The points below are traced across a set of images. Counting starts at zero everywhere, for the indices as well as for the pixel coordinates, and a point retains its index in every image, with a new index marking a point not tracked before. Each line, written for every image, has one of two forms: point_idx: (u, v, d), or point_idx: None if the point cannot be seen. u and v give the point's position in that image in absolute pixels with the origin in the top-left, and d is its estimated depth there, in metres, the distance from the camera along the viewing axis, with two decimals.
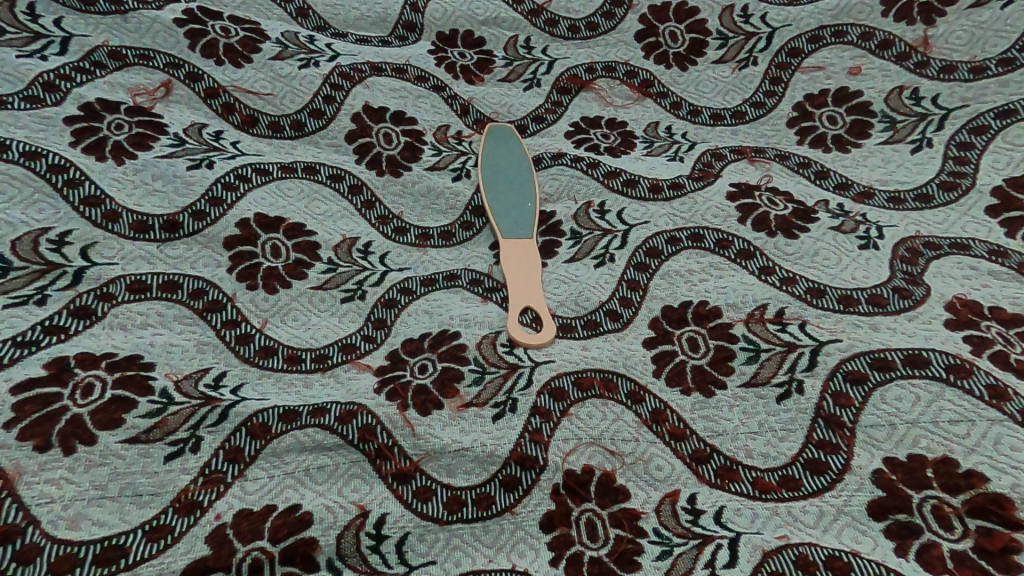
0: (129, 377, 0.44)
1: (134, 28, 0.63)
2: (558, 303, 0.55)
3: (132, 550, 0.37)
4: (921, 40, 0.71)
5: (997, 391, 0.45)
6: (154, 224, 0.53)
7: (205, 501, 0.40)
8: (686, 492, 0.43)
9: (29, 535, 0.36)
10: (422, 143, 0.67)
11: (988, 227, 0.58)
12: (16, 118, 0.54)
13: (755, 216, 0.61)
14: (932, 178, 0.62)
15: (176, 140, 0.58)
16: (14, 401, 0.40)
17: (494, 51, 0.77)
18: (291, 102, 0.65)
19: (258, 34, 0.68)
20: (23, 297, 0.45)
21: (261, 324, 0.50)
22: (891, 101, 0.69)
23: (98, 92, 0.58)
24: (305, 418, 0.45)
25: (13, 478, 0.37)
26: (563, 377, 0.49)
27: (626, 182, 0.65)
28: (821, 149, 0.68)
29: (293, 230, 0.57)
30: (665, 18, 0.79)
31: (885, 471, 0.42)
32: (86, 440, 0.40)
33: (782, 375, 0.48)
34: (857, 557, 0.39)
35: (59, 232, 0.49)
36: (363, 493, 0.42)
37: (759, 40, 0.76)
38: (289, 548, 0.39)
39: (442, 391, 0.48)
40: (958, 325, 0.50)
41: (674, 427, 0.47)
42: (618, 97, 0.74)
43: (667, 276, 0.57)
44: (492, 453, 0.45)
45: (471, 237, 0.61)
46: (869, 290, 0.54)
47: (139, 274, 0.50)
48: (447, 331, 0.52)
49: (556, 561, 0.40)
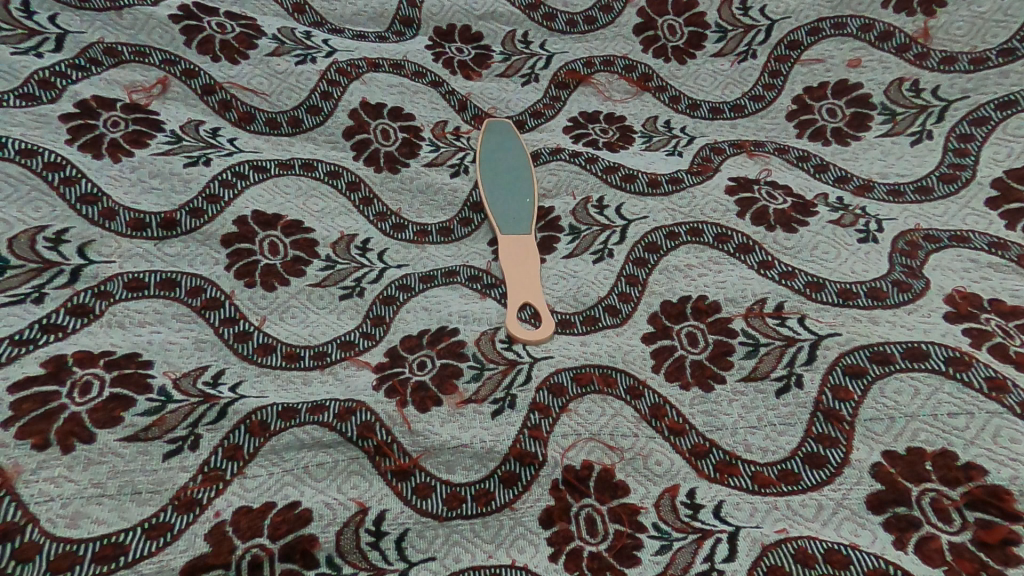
0: (128, 375, 0.44)
1: (130, 25, 0.62)
2: (557, 298, 0.55)
3: (132, 547, 0.37)
4: (921, 31, 0.71)
5: (996, 383, 0.45)
6: (151, 221, 0.53)
7: (204, 498, 0.40)
8: (686, 487, 0.43)
9: (28, 533, 0.36)
10: (420, 139, 0.67)
11: (988, 219, 0.57)
12: (11, 116, 0.53)
13: (754, 210, 0.61)
14: (931, 170, 0.62)
15: (172, 137, 0.58)
16: (13, 399, 0.40)
17: (492, 46, 0.76)
18: (288, 98, 0.65)
19: (254, 30, 0.67)
20: (20, 295, 0.45)
21: (260, 321, 0.50)
22: (890, 93, 0.69)
23: (93, 89, 0.58)
24: (304, 415, 0.45)
25: (12, 476, 0.37)
26: (562, 373, 0.49)
27: (624, 177, 0.65)
28: (820, 142, 0.68)
29: (291, 227, 0.57)
30: (663, 11, 0.79)
31: (884, 464, 0.42)
32: (85, 438, 0.40)
33: (782, 369, 0.48)
34: (857, 550, 0.39)
35: (57, 230, 0.49)
36: (362, 489, 0.42)
37: (758, 33, 0.76)
38: (288, 545, 0.39)
39: (442, 387, 0.48)
40: (958, 318, 0.50)
41: (673, 422, 0.46)
42: (617, 91, 0.74)
43: (666, 270, 0.57)
44: (492, 449, 0.45)
45: (470, 233, 0.61)
46: (868, 284, 0.54)
47: (137, 273, 0.50)
48: (446, 327, 0.52)
49: (556, 556, 0.40)
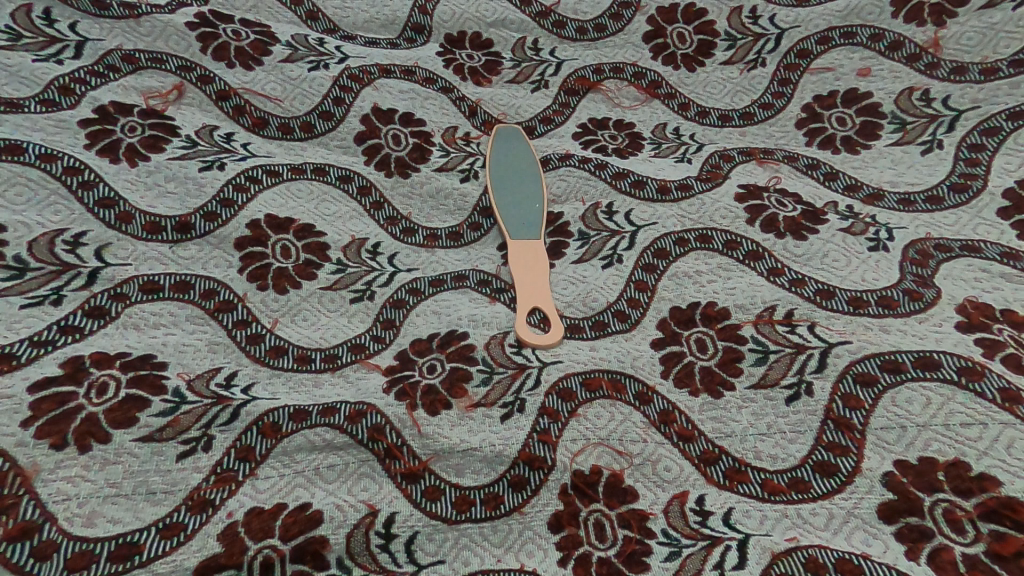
0: (142, 376, 0.44)
1: (147, 32, 0.63)
2: (566, 303, 0.56)
3: (146, 547, 0.37)
4: (932, 41, 0.71)
5: (1009, 394, 0.45)
6: (166, 225, 0.53)
7: (217, 499, 0.40)
8: (695, 493, 0.43)
9: (46, 531, 0.36)
10: (430, 145, 0.67)
11: (1000, 229, 0.57)
12: (31, 122, 0.54)
13: (764, 217, 0.61)
14: (942, 179, 0.62)
15: (188, 141, 0.59)
16: (32, 399, 0.41)
17: (502, 53, 0.77)
18: (301, 104, 0.66)
19: (269, 36, 0.68)
20: (39, 297, 0.46)
21: (272, 324, 0.51)
22: (901, 102, 0.69)
23: (111, 95, 0.59)
24: (315, 417, 0.45)
25: (31, 475, 0.38)
26: (571, 378, 0.50)
27: (634, 183, 0.65)
28: (830, 150, 0.68)
29: (303, 231, 0.57)
30: (673, 19, 0.79)
31: (895, 473, 0.42)
32: (102, 438, 0.41)
33: (792, 377, 0.48)
34: (869, 559, 0.39)
35: (75, 233, 0.50)
36: (373, 492, 0.42)
37: (768, 41, 0.76)
38: (300, 547, 0.39)
39: (452, 391, 0.48)
40: (970, 328, 0.50)
41: (682, 428, 0.47)
42: (626, 98, 0.74)
43: (675, 277, 0.57)
44: (501, 453, 0.45)
45: (479, 238, 0.61)
46: (878, 292, 0.54)
47: (152, 275, 0.50)
48: (456, 331, 0.53)
49: (565, 561, 0.40)
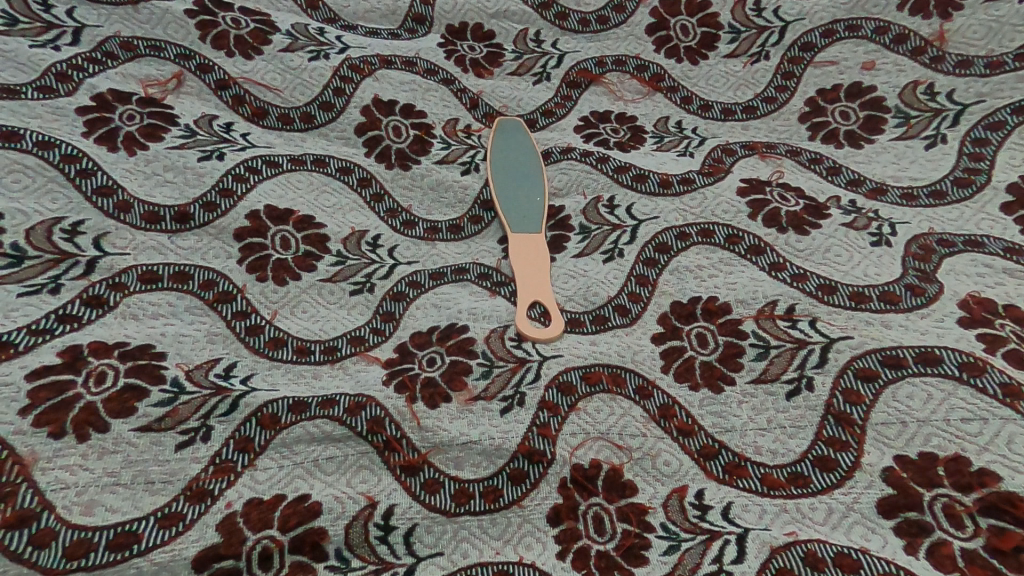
0: (141, 366, 0.44)
1: (145, 19, 0.63)
2: (567, 297, 0.55)
3: (144, 536, 0.37)
4: (937, 34, 0.70)
5: (1010, 389, 0.44)
6: (165, 215, 0.53)
7: (215, 490, 0.40)
8: (694, 487, 0.43)
9: (44, 519, 0.36)
10: (431, 137, 0.67)
11: (1003, 224, 0.57)
12: (28, 108, 0.54)
13: (766, 212, 0.61)
14: (945, 174, 0.62)
15: (187, 131, 0.59)
16: (30, 387, 0.41)
17: (504, 44, 0.76)
18: (301, 94, 0.65)
19: (269, 26, 0.68)
20: (37, 286, 0.46)
21: (271, 315, 0.51)
22: (905, 96, 0.68)
23: (109, 83, 0.58)
24: (314, 409, 0.45)
25: (29, 463, 0.38)
26: (571, 372, 0.49)
27: (636, 177, 0.65)
28: (833, 144, 0.67)
29: (303, 222, 0.57)
30: (676, 11, 0.79)
31: (895, 469, 0.42)
32: (100, 427, 0.40)
33: (793, 372, 0.48)
34: (867, 554, 0.39)
35: (72, 222, 0.50)
36: (371, 484, 0.42)
37: (772, 34, 0.75)
38: (299, 538, 0.39)
39: (451, 384, 0.48)
40: (972, 323, 0.50)
41: (682, 423, 0.46)
42: (628, 91, 0.74)
43: (676, 272, 0.57)
44: (500, 446, 0.45)
45: (480, 231, 0.61)
46: (880, 287, 0.53)
47: (150, 265, 0.50)
48: (456, 324, 0.52)
49: (564, 554, 0.40)
